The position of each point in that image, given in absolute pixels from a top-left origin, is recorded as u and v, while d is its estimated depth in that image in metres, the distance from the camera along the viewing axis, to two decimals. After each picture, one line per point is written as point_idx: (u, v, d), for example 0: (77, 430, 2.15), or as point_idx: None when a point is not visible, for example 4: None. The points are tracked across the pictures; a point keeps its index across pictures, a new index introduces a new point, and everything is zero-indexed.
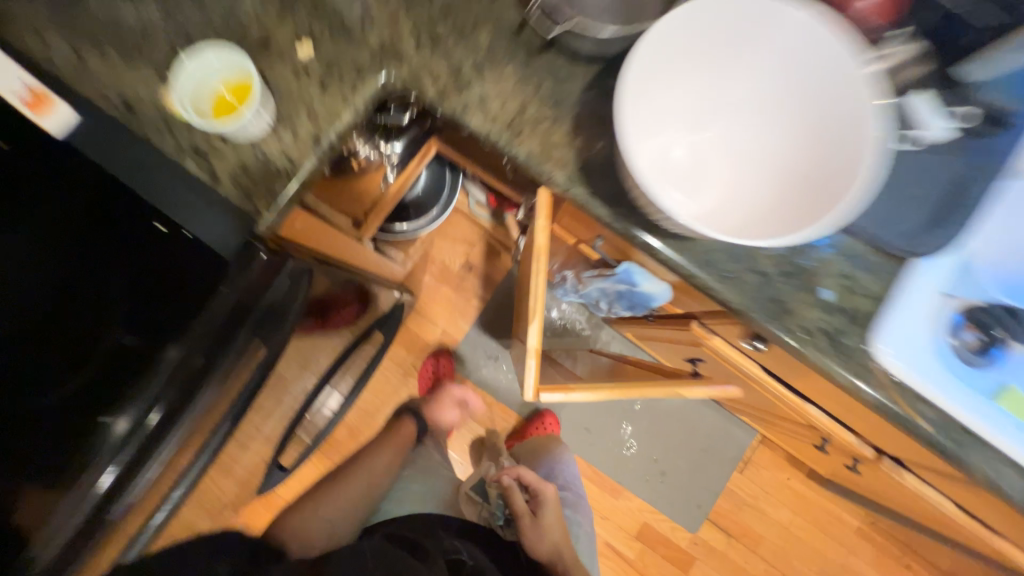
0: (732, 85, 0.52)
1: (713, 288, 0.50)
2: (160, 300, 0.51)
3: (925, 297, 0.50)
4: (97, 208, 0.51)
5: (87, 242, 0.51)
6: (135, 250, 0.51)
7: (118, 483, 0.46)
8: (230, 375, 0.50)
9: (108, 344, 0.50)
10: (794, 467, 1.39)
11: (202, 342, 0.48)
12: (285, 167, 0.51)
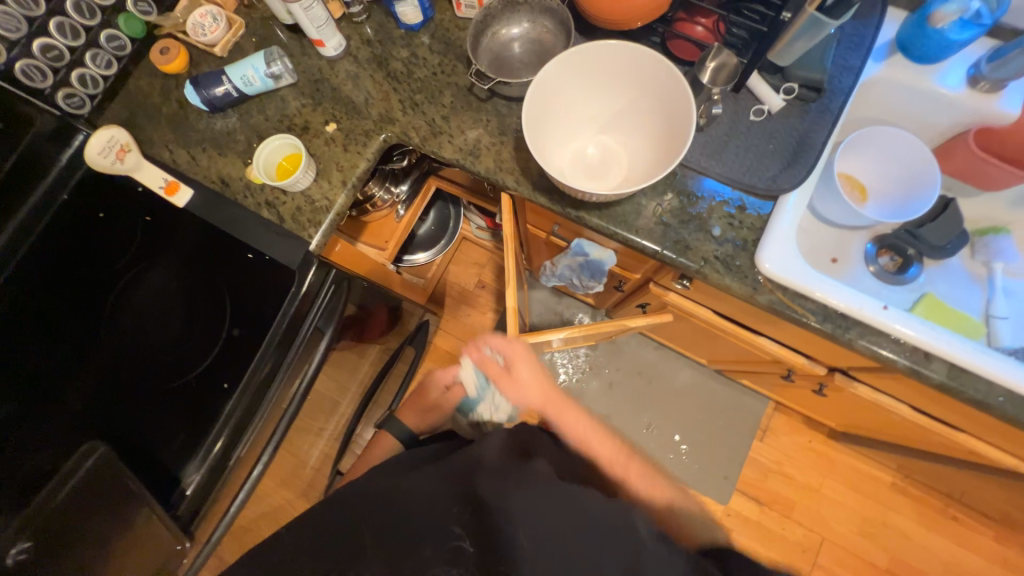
0: (610, 99, 0.70)
1: (631, 239, 0.68)
2: (251, 301, 0.74)
3: (795, 221, 0.66)
4: (209, 242, 0.76)
5: (205, 263, 0.76)
6: (236, 268, 0.76)
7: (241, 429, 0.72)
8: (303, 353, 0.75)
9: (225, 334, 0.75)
10: (814, 429, 1.45)
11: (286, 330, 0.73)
12: (326, 204, 0.75)
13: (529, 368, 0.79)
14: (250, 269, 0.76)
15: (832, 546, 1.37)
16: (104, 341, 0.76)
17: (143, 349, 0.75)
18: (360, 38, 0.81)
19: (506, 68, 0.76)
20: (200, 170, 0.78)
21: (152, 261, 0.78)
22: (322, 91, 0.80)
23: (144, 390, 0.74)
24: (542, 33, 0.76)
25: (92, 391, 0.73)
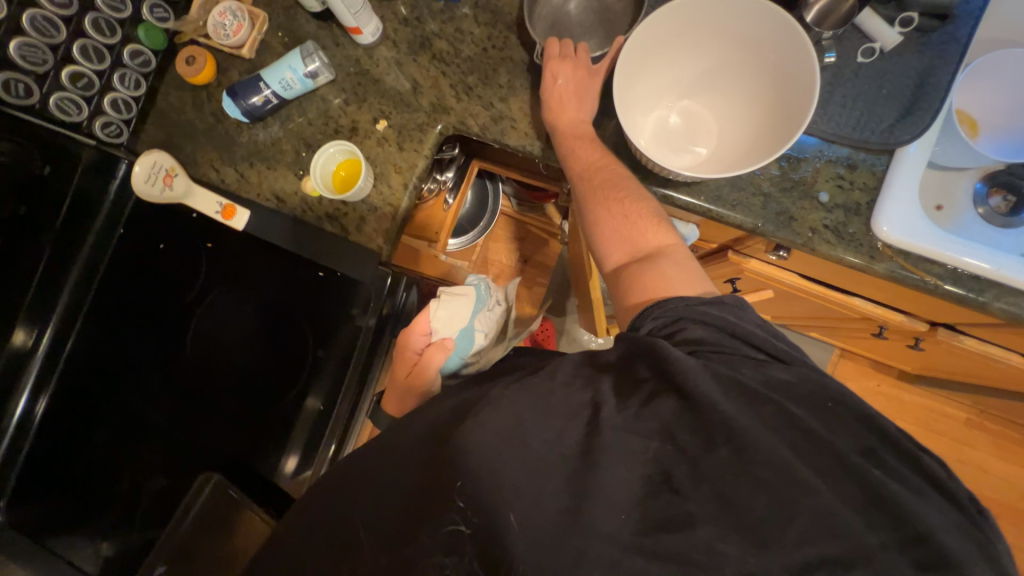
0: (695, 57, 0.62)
1: (728, 215, 0.62)
2: (323, 318, 0.77)
3: (912, 179, 0.59)
4: (262, 261, 0.76)
5: (262, 281, 0.77)
6: (295, 288, 0.76)
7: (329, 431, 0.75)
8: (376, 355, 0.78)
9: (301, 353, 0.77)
10: (882, 372, 1.41)
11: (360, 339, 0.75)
12: (390, 210, 0.71)
13: (568, 68, 0.61)
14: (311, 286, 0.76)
15: None
16: (186, 370, 0.76)
17: (227, 376, 0.76)
18: (395, 18, 0.73)
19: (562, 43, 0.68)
20: (252, 189, 0.74)
21: (222, 287, 0.77)
22: (364, 85, 0.73)
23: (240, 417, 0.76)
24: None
25: (184, 420, 0.75)
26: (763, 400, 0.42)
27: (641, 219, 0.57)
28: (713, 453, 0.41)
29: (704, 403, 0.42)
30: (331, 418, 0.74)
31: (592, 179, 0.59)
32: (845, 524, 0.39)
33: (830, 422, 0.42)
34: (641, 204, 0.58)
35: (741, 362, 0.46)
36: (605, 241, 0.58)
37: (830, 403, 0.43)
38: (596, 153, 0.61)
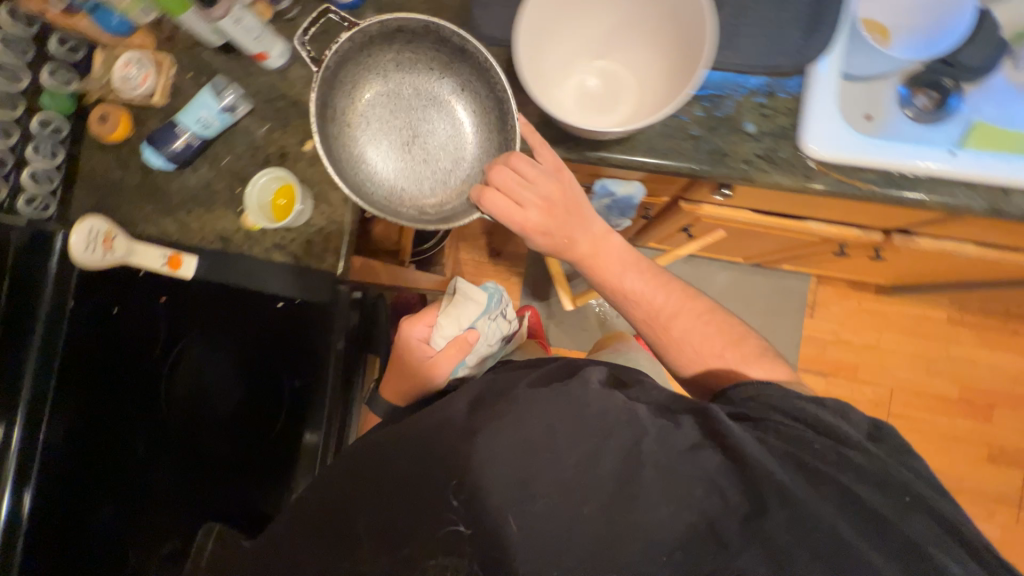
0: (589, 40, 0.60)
1: (663, 163, 0.62)
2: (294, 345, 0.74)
3: (828, 92, 0.60)
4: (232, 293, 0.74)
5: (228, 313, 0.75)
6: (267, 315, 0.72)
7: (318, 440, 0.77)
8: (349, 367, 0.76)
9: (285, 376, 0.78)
10: (860, 290, 1.44)
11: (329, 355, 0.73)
12: (334, 227, 0.71)
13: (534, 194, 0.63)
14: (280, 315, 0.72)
15: (900, 393, 1.42)
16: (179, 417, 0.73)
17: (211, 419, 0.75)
18: (301, 36, 0.73)
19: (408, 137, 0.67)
20: (195, 235, 0.74)
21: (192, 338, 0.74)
22: (284, 108, 0.72)
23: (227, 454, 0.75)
24: (424, 74, 0.68)
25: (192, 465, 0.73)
26: (824, 478, 0.49)
27: (722, 342, 0.67)
28: (763, 514, 0.47)
29: (761, 471, 0.49)
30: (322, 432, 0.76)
31: (668, 317, 0.69)
32: (858, 550, 0.45)
33: (892, 500, 0.48)
34: (712, 324, 0.68)
35: (811, 439, 0.53)
36: (696, 363, 0.68)
37: (909, 498, 0.48)
38: (654, 284, 0.70)
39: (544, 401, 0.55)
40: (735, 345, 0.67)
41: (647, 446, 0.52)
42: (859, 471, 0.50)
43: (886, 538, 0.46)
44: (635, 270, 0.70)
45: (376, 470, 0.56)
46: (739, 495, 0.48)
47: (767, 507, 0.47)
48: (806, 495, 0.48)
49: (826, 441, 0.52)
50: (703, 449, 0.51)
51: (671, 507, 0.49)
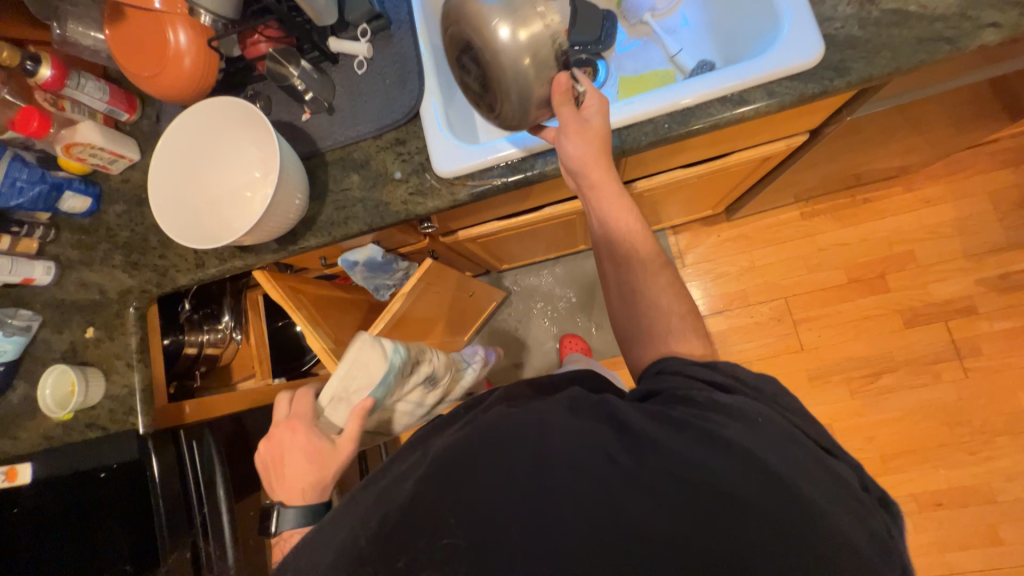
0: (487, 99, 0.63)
1: (345, 231, 0.74)
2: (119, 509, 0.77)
3: (437, 122, 0.73)
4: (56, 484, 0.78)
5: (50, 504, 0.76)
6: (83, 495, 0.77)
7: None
8: (182, 501, 0.82)
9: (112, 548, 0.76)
10: (714, 224, 1.50)
11: (159, 497, 0.79)
12: (127, 390, 0.82)
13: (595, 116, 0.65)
14: (94, 493, 0.77)
15: (795, 299, 1.43)
16: None
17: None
18: (64, 250, 0.87)
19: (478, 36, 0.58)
20: (23, 443, 0.83)
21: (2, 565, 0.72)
22: (65, 310, 0.85)
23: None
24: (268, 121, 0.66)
25: None
26: (696, 418, 0.48)
27: (683, 302, 0.65)
28: (647, 466, 0.44)
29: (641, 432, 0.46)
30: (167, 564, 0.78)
31: (653, 273, 0.66)
32: (721, 474, 0.44)
33: (760, 429, 0.48)
34: (676, 287, 0.66)
35: (691, 391, 0.53)
36: (668, 337, 0.63)
37: (761, 417, 0.49)
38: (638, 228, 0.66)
39: (468, 433, 0.49)
40: (693, 308, 0.65)
41: (564, 439, 0.47)
42: (730, 411, 0.50)
43: (740, 454, 0.45)
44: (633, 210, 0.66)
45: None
46: (637, 461, 0.45)
47: (662, 464, 0.44)
48: (685, 441, 0.46)
49: (704, 390, 0.53)
50: (602, 434, 0.47)
51: (583, 495, 0.44)
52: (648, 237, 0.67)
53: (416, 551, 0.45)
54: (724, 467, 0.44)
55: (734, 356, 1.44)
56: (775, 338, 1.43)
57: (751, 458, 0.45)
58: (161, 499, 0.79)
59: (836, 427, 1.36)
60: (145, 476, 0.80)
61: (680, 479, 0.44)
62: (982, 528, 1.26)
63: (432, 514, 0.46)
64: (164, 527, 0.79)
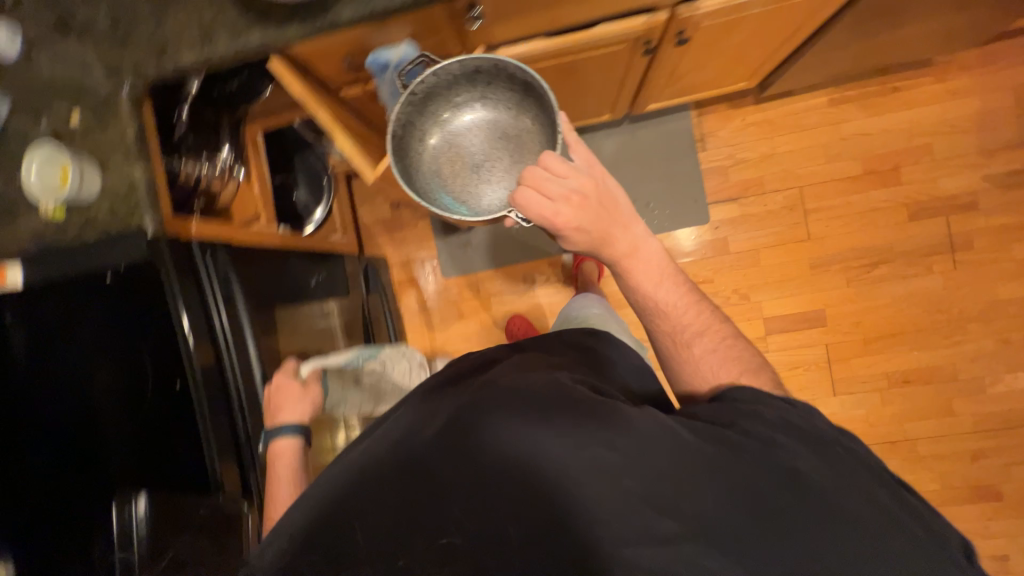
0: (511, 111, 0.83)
1: (386, 3, 0.64)
2: (140, 306, 0.74)
3: None
4: (70, 282, 0.74)
5: (74, 299, 0.74)
6: (102, 292, 0.74)
7: (196, 381, 0.75)
8: (200, 309, 0.77)
9: (142, 344, 0.75)
10: (739, 107, 1.46)
11: (175, 299, 0.73)
12: (129, 185, 0.73)
13: (564, 192, 0.72)
14: (115, 289, 0.74)
15: (808, 189, 1.44)
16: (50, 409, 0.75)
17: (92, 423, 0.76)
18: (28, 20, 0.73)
19: (478, 170, 0.87)
20: (9, 245, 0.75)
21: (33, 349, 0.74)
22: (37, 92, 0.73)
23: (108, 453, 0.76)
24: None
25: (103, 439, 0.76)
26: (761, 437, 0.53)
27: (739, 351, 0.72)
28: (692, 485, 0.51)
29: (690, 452, 0.52)
30: (195, 369, 0.74)
31: (697, 322, 0.75)
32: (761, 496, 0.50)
33: (830, 458, 0.52)
34: (727, 343, 0.73)
35: (764, 409, 0.56)
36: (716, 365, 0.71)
37: (832, 444, 0.53)
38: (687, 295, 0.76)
39: (504, 435, 0.55)
40: (745, 351, 0.72)
41: (596, 444, 0.53)
42: (800, 433, 0.54)
43: (787, 482, 0.50)
44: (670, 284, 0.76)
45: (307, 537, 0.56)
46: (679, 483, 0.51)
47: (709, 487, 0.51)
48: (733, 463, 0.51)
49: (776, 411, 0.56)
50: (650, 453, 0.52)
51: (608, 510, 0.52)
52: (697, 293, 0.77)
53: (419, 551, 0.54)
54: (762, 492, 0.50)
55: (741, 244, 1.46)
56: (784, 227, 1.44)
57: (798, 488, 0.50)
58: (178, 302, 0.74)
59: (827, 312, 1.44)
60: (158, 278, 0.73)
61: (719, 499, 0.50)
62: (938, 401, 1.41)
63: (445, 516, 0.55)
64: (186, 330, 0.74)
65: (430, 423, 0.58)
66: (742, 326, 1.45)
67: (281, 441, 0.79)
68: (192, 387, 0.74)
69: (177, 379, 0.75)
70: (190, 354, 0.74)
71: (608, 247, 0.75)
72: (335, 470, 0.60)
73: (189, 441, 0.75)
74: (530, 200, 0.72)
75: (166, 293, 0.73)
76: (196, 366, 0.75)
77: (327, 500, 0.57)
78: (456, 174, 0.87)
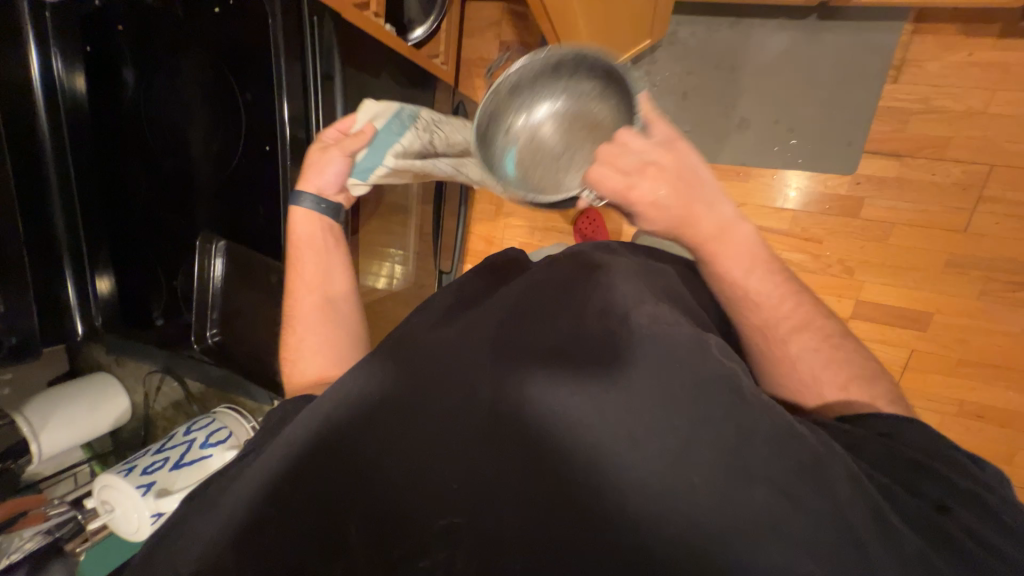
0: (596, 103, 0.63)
1: None
2: (242, 51, 0.71)
3: None
4: (185, 11, 0.73)
5: (188, 30, 0.74)
6: (212, 28, 0.72)
7: (281, 148, 0.73)
8: (296, 74, 0.72)
9: (239, 95, 0.74)
10: (971, 37, 1.11)
11: (275, 54, 0.69)
12: None
13: (639, 164, 0.56)
14: (224, 28, 0.72)
15: (1002, 171, 1.14)
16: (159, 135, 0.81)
17: (187, 164, 0.81)
18: None
19: (559, 165, 0.63)
20: None
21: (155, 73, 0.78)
22: None
23: (201, 193, 0.82)
24: None
25: (196, 180, 0.81)
26: (902, 474, 0.46)
27: (845, 366, 0.57)
28: (842, 519, 0.42)
29: (829, 472, 0.44)
30: (281, 135, 0.73)
31: (793, 319, 0.59)
32: (924, 560, 0.40)
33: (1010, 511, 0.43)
34: (831, 350, 0.58)
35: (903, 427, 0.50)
36: (811, 378, 0.57)
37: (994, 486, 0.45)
38: (783, 289, 0.60)
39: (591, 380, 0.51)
40: (853, 364, 0.57)
41: (706, 427, 0.47)
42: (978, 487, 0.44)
43: (958, 551, 0.41)
44: (764, 271, 0.59)
45: (316, 462, 0.52)
46: (822, 512, 0.42)
47: (865, 535, 0.41)
48: (893, 519, 0.42)
49: (936, 459, 0.47)
50: (785, 461, 0.44)
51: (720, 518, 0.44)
52: (797, 289, 0.61)
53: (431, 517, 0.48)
54: (933, 556, 0.40)
55: (877, 212, 1.23)
56: (941, 207, 1.19)
57: (966, 551, 0.41)
58: (280, 57, 0.70)
59: (934, 318, 1.25)
60: (264, 24, 0.69)
61: (879, 553, 0.41)
62: (1003, 446, 1.28)
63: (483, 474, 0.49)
64: (280, 92, 0.71)
65: (497, 352, 0.55)
66: (829, 300, 1.30)
67: (299, 208, 0.74)
68: (277, 154, 0.74)
69: (264, 141, 0.74)
70: (279, 119, 0.72)
71: (691, 230, 0.58)
72: (358, 384, 0.56)
73: (266, 207, 0.78)
74: (603, 177, 0.55)
75: (268, 44, 0.70)
76: (282, 133, 0.73)
77: (353, 409, 0.54)
78: (534, 170, 0.64)
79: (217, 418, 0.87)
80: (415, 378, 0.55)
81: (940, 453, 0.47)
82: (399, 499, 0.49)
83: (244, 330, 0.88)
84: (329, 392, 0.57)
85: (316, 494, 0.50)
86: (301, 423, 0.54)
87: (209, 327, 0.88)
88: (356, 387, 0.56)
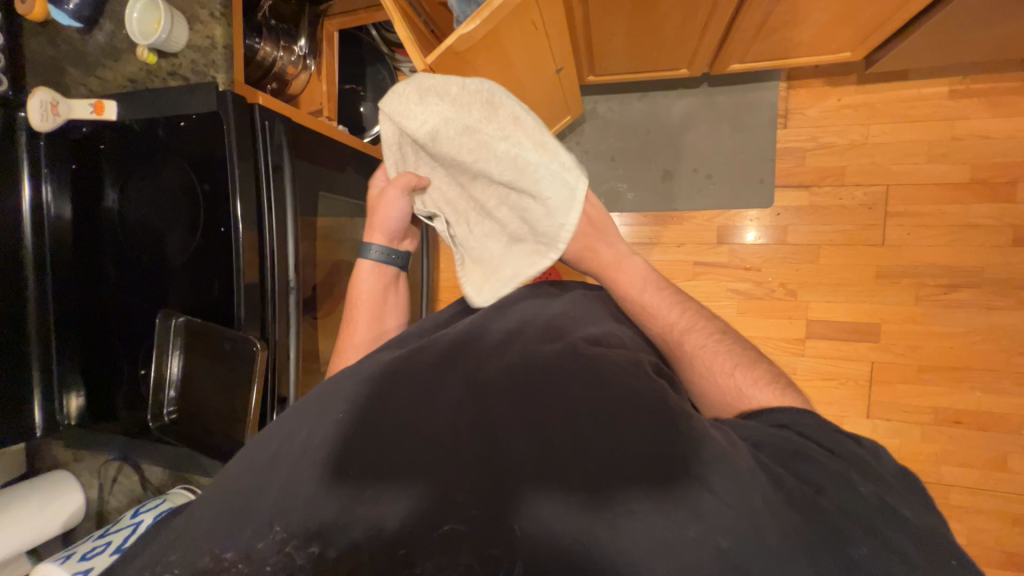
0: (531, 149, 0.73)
1: None
2: (202, 151, 0.84)
3: None
4: (154, 126, 0.87)
5: (156, 141, 0.87)
6: (177, 137, 0.86)
7: (233, 228, 0.82)
8: (247, 166, 0.84)
9: (199, 188, 0.85)
10: (837, 86, 1.32)
11: (229, 150, 0.82)
12: (211, 44, 0.84)
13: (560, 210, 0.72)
14: (186, 135, 0.85)
15: (898, 189, 1.28)
16: (127, 230, 0.91)
17: (157, 252, 0.90)
18: None
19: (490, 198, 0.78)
20: (112, 86, 0.89)
21: (127, 179, 0.90)
22: None
23: (163, 277, 0.89)
24: None
25: (158, 265, 0.90)
26: (783, 449, 0.50)
27: (731, 357, 0.67)
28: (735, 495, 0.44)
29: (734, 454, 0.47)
30: (233, 218, 0.82)
31: (683, 321, 0.71)
32: (801, 526, 0.43)
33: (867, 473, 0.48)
34: (715, 343, 0.69)
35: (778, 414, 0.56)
36: (704, 371, 0.66)
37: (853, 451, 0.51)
38: (671, 301, 0.73)
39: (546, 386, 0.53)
40: (737, 354, 0.67)
41: (654, 418, 0.49)
42: (838, 456, 0.49)
43: (819, 515, 0.44)
44: (655, 287, 0.74)
45: (276, 497, 0.51)
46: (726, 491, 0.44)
47: (763, 512, 0.43)
48: (772, 491, 0.45)
49: (807, 440, 0.51)
50: (706, 445, 0.47)
51: (674, 499, 0.45)
52: (685, 301, 0.75)
53: (417, 537, 0.47)
54: (807, 520, 0.43)
55: (802, 237, 1.34)
56: (856, 226, 1.31)
57: (829, 513, 0.44)
58: (232, 153, 0.82)
59: (882, 328, 1.30)
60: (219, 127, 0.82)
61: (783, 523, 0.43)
62: (990, 453, 1.25)
63: (460, 489, 0.48)
64: (233, 181, 0.82)
65: (454, 373, 0.57)
66: (780, 322, 1.35)
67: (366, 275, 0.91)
68: (230, 234, 0.83)
69: (219, 224, 0.84)
70: (232, 204, 0.82)
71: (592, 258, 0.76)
72: (315, 420, 0.57)
73: (219, 283, 0.85)
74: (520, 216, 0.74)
75: (222, 143, 0.82)
76: (233, 216, 0.82)
77: (308, 442, 0.54)
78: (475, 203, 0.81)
79: (167, 499, 0.87)
80: (366, 409, 0.55)
81: (819, 437, 0.52)
82: (351, 525, 0.48)
83: (198, 405, 0.90)
84: (291, 431, 0.57)
85: (287, 527, 0.49)
86: (254, 465, 0.55)
87: (166, 405, 0.91)
88: (312, 423, 0.57)
